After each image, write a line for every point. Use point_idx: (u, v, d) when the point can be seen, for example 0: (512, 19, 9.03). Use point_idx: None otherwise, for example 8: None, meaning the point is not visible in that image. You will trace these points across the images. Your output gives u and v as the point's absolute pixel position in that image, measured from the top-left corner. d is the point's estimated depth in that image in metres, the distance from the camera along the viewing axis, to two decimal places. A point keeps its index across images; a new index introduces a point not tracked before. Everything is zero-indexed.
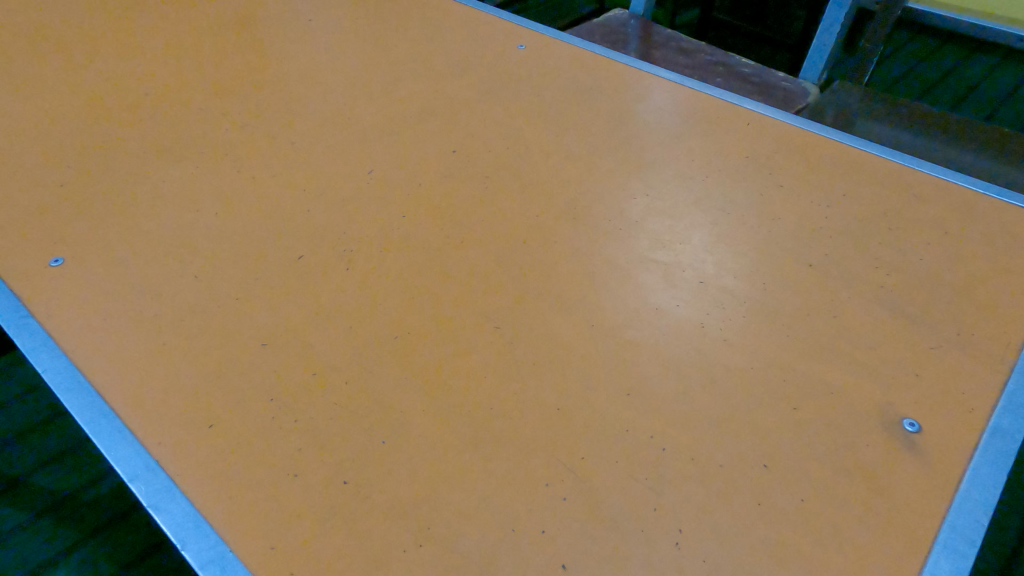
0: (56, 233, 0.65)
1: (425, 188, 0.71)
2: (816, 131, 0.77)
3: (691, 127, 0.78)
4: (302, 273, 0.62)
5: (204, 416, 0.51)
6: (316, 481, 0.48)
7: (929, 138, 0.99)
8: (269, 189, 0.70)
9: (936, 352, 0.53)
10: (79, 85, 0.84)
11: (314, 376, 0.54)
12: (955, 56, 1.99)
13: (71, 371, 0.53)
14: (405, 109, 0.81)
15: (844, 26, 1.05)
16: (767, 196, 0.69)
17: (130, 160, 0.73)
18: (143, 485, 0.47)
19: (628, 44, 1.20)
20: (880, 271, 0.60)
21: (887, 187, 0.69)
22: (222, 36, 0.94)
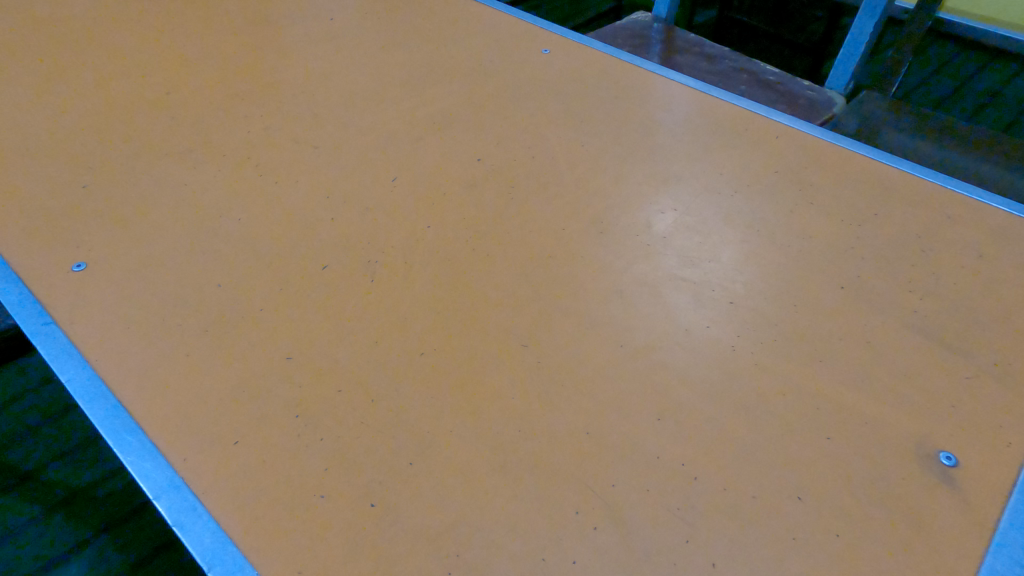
0: (79, 238, 0.64)
1: (450, 197, 0.70)
2: (846, 145, 0.76)
3: (719, 140, 0.77)
4: (327, 285, 0.61)
5: (229, 431, 0.50)
6: (342, 503, 0.47)
7: (957, 150, 0.97)
8: (293, 196, 0.70)
9: (972, 383, 0.52)
10: (105, 86, 0.84)
11: (340, 392, 0.53)
12: (976, 64, 1.98)
13: (94, 382, 0.53)
14: (430, 115, 0.81)
15: (872, 36, 1.04)
16: (796, 214, 0.68)
17: (154, 165, 0.72)
18: (168, 502, 0.46)
19: (650, 47, 1.19)
20: (913, 295, 0.59)
21: (920, 207, 0.68)
22: (245, 39, 0.94)
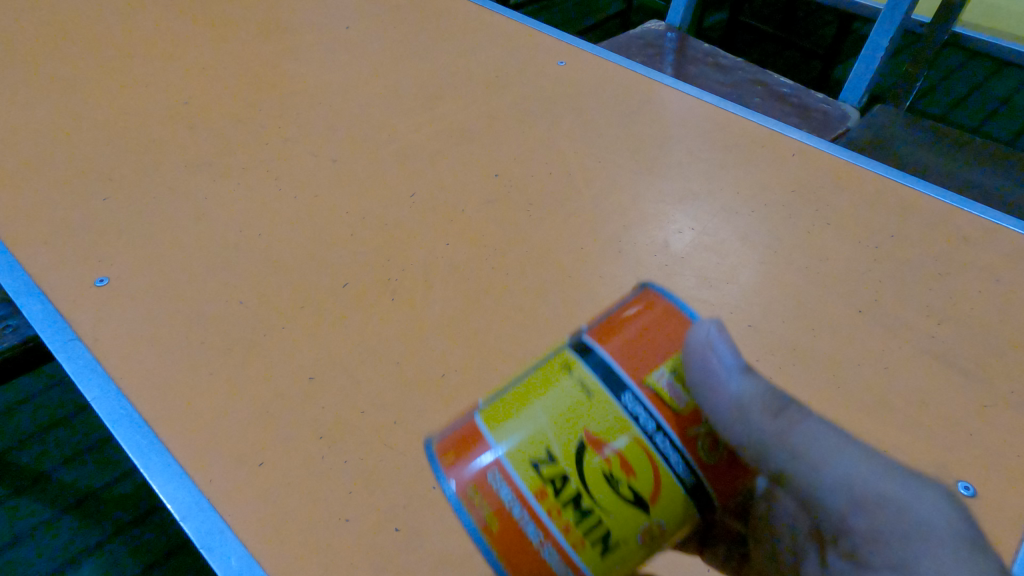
0: (101, 251, 0.65)
1: (468, 213, 0.71)
2: (863, 163, 0.76)
3: (736, 157, 0.77)
4: (348, 302, 0.61)
5: (254, 453, 0.51)
6: (366, 526, 0.48)
7: (974, 164, 0.97)
8: (312, 210, 0.70)
9: (990, 411, 0.53)
10: (126, 97, 0.85)
11: (363, 413, 0.54)
12: (981, 75, 1.99)
13: (119, 400, 0.53)
14: (447, 129, 0.82)
15: (888, 51, 1.04)
16: (813, 235, 0.68)
17: (174, 178, 0.73)
18: (195, 524, 0.47)
19: (664, 57, 1.19)
20: (930, 319, 0.60)
21: (938, 229, 0.68)
22: (263, 50, 0.95)
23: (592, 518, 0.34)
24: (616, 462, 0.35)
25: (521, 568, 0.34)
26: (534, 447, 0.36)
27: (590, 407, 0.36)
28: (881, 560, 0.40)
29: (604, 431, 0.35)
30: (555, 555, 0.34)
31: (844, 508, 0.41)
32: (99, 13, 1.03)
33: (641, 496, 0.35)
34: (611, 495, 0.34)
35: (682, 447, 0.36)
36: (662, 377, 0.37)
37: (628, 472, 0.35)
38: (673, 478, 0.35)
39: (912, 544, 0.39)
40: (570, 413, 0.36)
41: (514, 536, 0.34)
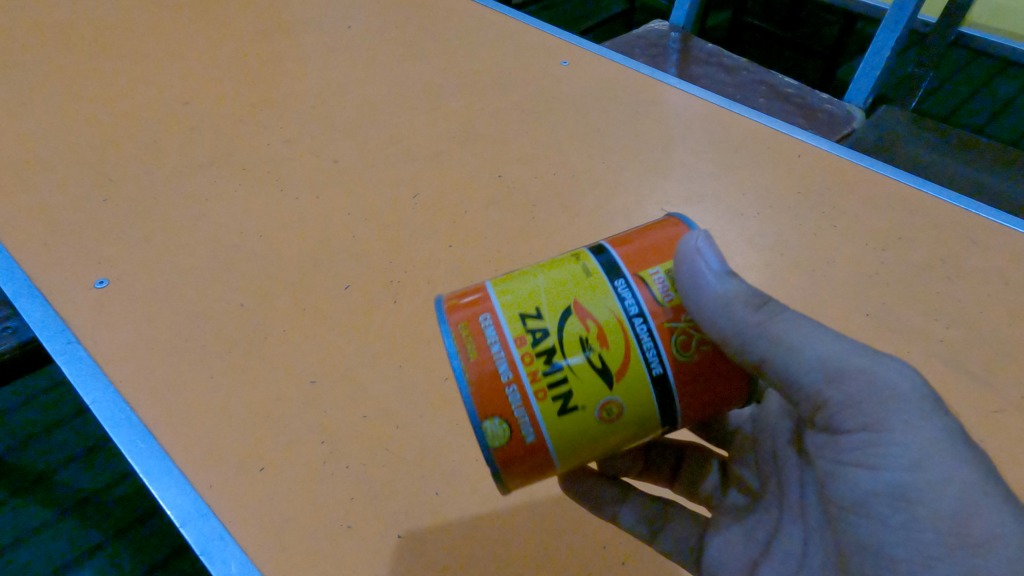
0: (101, 253, 0.65)
1: (471, 214, 0.70)
2: (869, 164, 0.75)
3: (741, 158, 0.77)
4: (350, 305, 0.61)
5: (255, 457, 0.50)
6: (369, 533, 0.47)
7: (981, 165, 0.96)
8: (314, 211, 0.70)
9: (999, 418, 0.52)
10: (126, 97, 0.85)
11: (366, 418, 0.53)
12: (985, 75, 1.98)
13: (118, 404, 0.53)
14: (450, 130, 0.81)
15: (894, 51, 1.03)
16: (819, 236, 0.67)
17: (175, 179, 0.73)
18: (195, 530, 0.46)
19: (668, 57, 1.18)
20: (938, 323, 0.59)
21: (945, 231, 0.67)
22: (264, 50, 0.95)
23: (559, 375, 0.36)
24: (594, 334, 0.37)
25: (486, 401, 0.36)
26: (525, 305, 0.38)
27: (586, 286, 0.38)
28: (853, 426, 0.37)
29: (594, 307, 0.37)
30: (519, 396, 0.36)
31: (818, 383, 0.38)
32: (99, 12, 1.03)
33: (609, 368, 0.36)
34: (582, 359, 0.36)
35: (659, 338, 0.37)
36: (657, 275, 0.39)
37: (604, 344, 0.37)
38: (643, 365, 0.37)
39: (881, 404, 0.36)
40: (566, 288, 0.38)
41: (488, 372, 0.36)
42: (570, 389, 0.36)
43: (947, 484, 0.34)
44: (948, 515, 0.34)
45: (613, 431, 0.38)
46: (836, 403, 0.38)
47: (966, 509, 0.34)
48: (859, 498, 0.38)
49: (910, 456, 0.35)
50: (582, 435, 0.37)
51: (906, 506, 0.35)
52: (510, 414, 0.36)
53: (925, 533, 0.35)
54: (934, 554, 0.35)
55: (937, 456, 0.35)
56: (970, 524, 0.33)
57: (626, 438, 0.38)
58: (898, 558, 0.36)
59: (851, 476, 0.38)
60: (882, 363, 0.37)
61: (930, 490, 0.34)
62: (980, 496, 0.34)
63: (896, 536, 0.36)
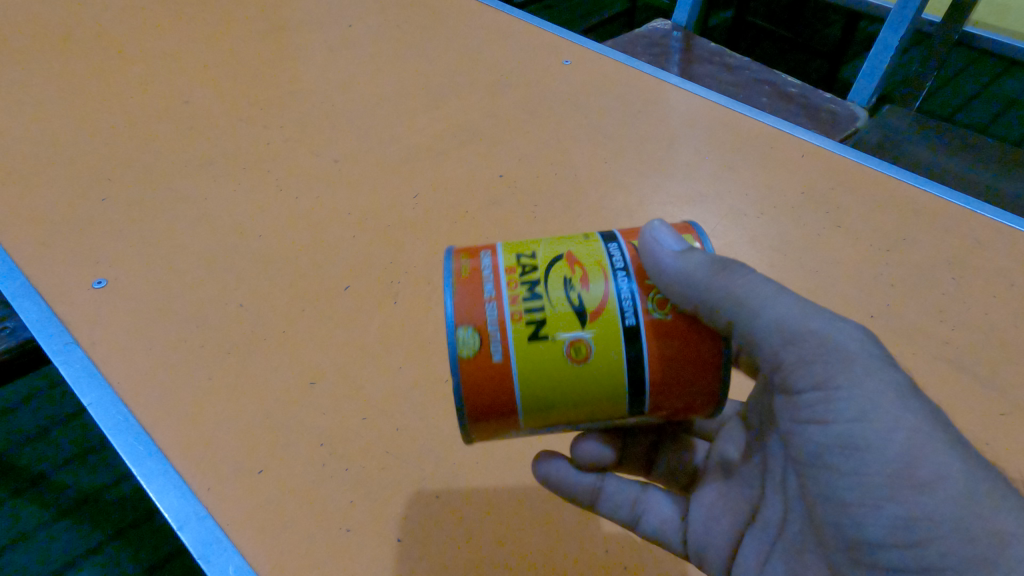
0: (99, 253, 0.64)
1: (472, 214, 0.70)
2: (873, 164, 0.74)
3: (745, 158, 0.76)
4: (350, 306, 0.60)
5: (254, 461, 0.50)
6: (368, 536, 0.47)
7: (986, 164, 0.96)
8: (314, 211, 0.69)
9: (1006, 420, 0.52)
10: (125, 96, 0.84)
11: (365, 420, 0.53)
12: (989, 75, 1.98)
13: (116, 405, 0.52)
14: (450, 129, 0.81)
15: (898, 51, 1.03)
16: (824, 237, 0.67)
17: (174, 178, 0.72)
18: (193, 534, 0.46)
19: (670, 56, 1.18)
20: (944, 324, 0.58)
21: (951, 232, 0.67)
22: (264, 49, 0.94)
23: (536, 304, 0.38)
24: (577, 283, 0.38)
25: (464, 309, 0.38)
26: (523, 250, 0.41)
27: (581, 245, 0.41)
28: (807, 385, 0.40)
29: (584, 259, 0.39)
30: (495, 310, 0.38)
31: (775, 345, 0.41)
32: (97, 9, 1.02)
33: (584, 305, 0.37)
34: (564, 300, 0.38)
35: (637, 291, 0.38)
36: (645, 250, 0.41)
37: (585, 292, 0.38)
38: (617, 317, 0.37)
39: (831, 362, 0.39)
40: (563, 247, 0.40)
41: (473, 289, 0.39)
42: (543, 322, 0.37)
43: (893, 430, 0.36)
44: (893, 459, 0.36)
45: (578, 381, 0.38)
46: (790, 364, 0.40)
47: (913, 454, 0.35)
48: (816, 453, 0.40)
49: (859, 406, 0.37)
50: (547, 371, 0.38)
51: (854, 454, 0.37)
52: (485, 328, 0.37)
53: (872, 478, 0.36)
54: (881, 498, 0.36)
55: (884, 407, 0.36)
56: (916, 467, 0.35)
57: (591, 394, 0.38)
58: (852, 505, 0.38)
59: (806, 434, 0.40)
60: (837, 327, 0.39)
61: (876, 436, 0.36)
62: (924, 439, 0.35)
63: (847, 485, 0.38)
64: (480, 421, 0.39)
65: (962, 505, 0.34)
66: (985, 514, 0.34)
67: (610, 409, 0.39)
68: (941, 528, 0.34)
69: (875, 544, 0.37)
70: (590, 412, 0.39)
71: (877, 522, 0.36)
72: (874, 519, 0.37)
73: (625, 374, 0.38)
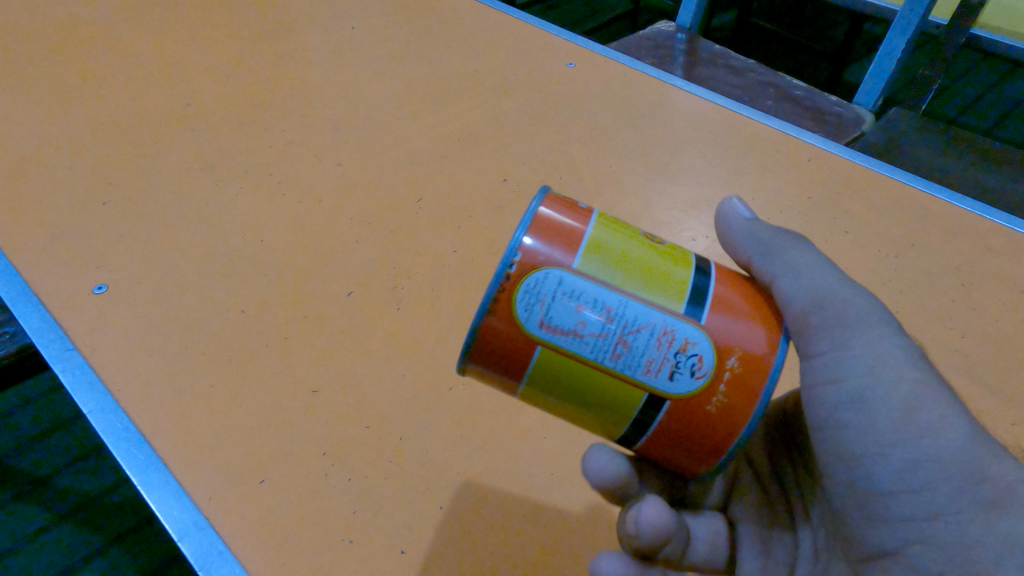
0: (100, 258, 0.63)
1: (476, 218, 0.69)
2: (881, 168, 0.74)
3: (751, 162, 0.75)
4: (353, 312, 0.60)
5: (255, 470, 0.49)
6: (371, 547, 0.46)
7: (993, 167, 0.95)
8: (317, 215, 0.69)
9: (1018, 431, 0.51)
10: (127, 99, 0.84)
11: (368, 429, 0.52)
12: (993, 77, 1.97)
13: (116, 412, 0.51)
14: (454, 132, 0.80)
15: (904, 53, 1.02)
16: (831, 242, 0.66)
17: (176, 182, 0.72)
18: (193, 544, 0.45)
19: (674, 58, 1.17)
20: (954, 331, 0.58)
21: (959, 238, 0.66)
22: (266, 51, 0.94)
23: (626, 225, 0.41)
24: (652, 278, 0.37)
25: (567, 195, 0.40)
26: None
27: None
28: (826, 347, 0.42)
29: None
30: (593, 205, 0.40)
31: (804, 309, 0.42)
32: (99, 11, 1.02)
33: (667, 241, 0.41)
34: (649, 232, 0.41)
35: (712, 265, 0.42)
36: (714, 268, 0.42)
37: (654, 288, 0.37)
38: (678, 315, 0.36)
39: (848, 325, 0.41)
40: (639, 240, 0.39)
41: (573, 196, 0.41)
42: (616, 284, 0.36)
43: (900, 384, 0.39)
44: (900, 408, 0.39)
45: (614, 319, 0.35)
46: (811, 326, 0.42)
47: (917, 405, 0.39)
48: (826, 410, 0.42)
49: (869, 363, 0.40)
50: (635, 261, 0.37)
51: (865, 408, 0.40)
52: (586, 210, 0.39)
53: (880, 428, 0.39)
54: (887, 445, 0.39)
55: (895, 364, 0.40)
56: (920, 414, 0.39)
57: (618, 341, 0.35)
58: (860, 455, 0.40)
59: (817, 393, 0.43)
60: (852, 296, 0.42)
61: (887, 391, 0.39)
62: (928, 393, 0.39)
63: (857, 437, 0.40)
64: (498, 326, 0.36)
65: (965, 453, 0.38)
66: (986, 462, 0.37)
67: (623, 374, 0.36)
68: (946, 471, 0.38)
69: (884, 492, 0.40)
70: (601, 366, 0.36)
71: (885, 469, 0.39)
72: (882, 465, 0.39)
73: (659, 334, 0.35)
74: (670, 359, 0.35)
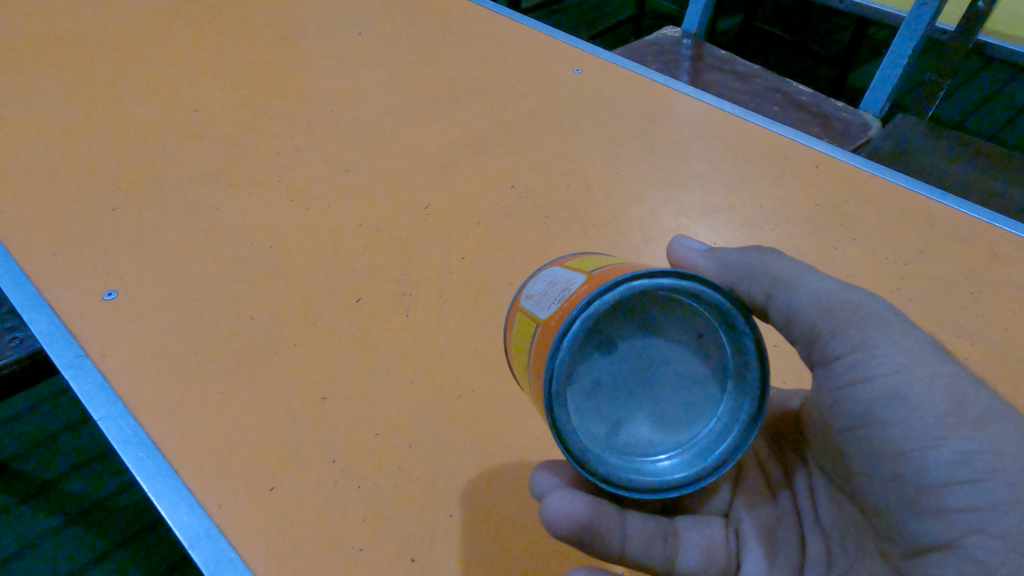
0: (109, 265, 0.64)
1: (484, 226, 0.69)
2: (888, 176, 0.74)
3: (758, 169, 0.76)
4: (361, 318, 0.60)
5: (266, 478, 0.49)
6: (381, 555, 0.46)
7: (1000, 173, 0.95)
8: (325, 222, 0.69)
9: None
10: (135, 106, 0.84)
11: (378, 437, 0.52)
12: (998, 82, 1.97)
13: (127, 419, 0.52)
14: (462, 139, 0.81)
15: (910, 60, 1.02)
16: (839, 249, 0.66)
17: (185, 189, 0.72)
18: (204, 552, 0.45)
19: (680, 64, 1.17)
20: (963, 339, 0.58)
21: (967, 245, 0.66)
22: (274, 58, 0.95)
23: None
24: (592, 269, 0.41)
25: None
26: None
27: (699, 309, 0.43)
28: (846, 349, 0.42)
29: None
30: None
31: (814, 314, 0.44)
32: (108, 17, 1.02)
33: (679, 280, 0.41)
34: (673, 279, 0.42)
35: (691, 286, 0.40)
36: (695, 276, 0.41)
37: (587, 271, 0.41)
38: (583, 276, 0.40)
39: (869, 324, 0.42)
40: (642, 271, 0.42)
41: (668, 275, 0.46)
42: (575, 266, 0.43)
43: (937, 377, 0.39)
44: (942, 400, 0.38)
45: (552, 283, 0.42)
46: (826, 331, 0.44)
47: (960, 396, 0.39)
48: (860, 411, 0.42)
49: (899, 359, 0.40)
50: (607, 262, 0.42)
51: (904, 403, 0.39)
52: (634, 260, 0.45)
53: (923, 422, 0.39)
54: (935, 438, 0.38)
55: (926, 359, 0.40)
56: (964, 405, 0.38)
57: (543, 294, 0.42)
58: (905, 451, 0.39)
59: (850, 396, 0.42)
60: (865, 298, 0.43)
61: (919, 382, 0.39)
62: (961, 382, 0.39)
63: (901, 434, 0.39)
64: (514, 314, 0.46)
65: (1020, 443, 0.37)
66: None
67: (533, 316, 0.41)
68: (1003, 461, 0.37)
69: (936, 486, 0.38)
70: (528, 313, 0.42)
71: (936, 465, 0.38)
72: (934, 459, 0.38)
73: (563, 286, 0.40)
74: (556, 298, 0.39)
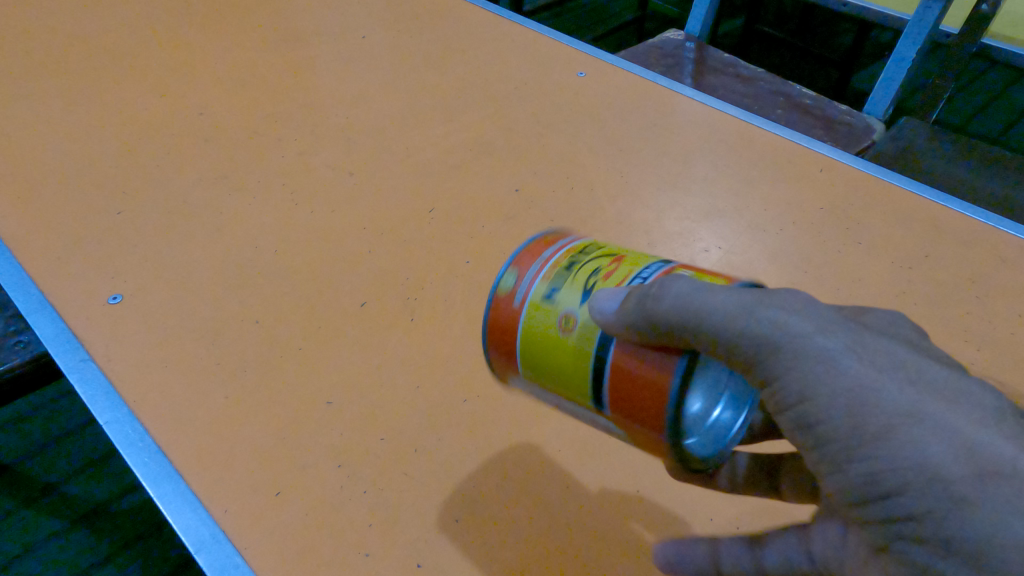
0: (114, 269, 0.64)
1: (488, 229, 0.69)
2: (893, 179, 0.74)
3: (762, 172, 0.75)
4: (366, 322, 0.60)
5: (272, 482, 0.49)
6: (388, 560, 0.46)
7: (1004, 176, 0.95)
8: (329, 225, 0.69)
9: None
10: (140, 109, 0.84)
11: (383, 441, 0.52)
12: (999, 84, 1.97)
13: (132, 424, 0.52)
14: (467, 142, 0.81)
15: (914, 62, 1.02)
16: (845, 252, 0.66)
17: (189, 192, 0.72)
18: (209, 556, 0.45)
19: (683, 67, 1.18)
20: (970, 343, 0.57)
21: (973, 248, 0.66)
22: (278, 61, 0.95)
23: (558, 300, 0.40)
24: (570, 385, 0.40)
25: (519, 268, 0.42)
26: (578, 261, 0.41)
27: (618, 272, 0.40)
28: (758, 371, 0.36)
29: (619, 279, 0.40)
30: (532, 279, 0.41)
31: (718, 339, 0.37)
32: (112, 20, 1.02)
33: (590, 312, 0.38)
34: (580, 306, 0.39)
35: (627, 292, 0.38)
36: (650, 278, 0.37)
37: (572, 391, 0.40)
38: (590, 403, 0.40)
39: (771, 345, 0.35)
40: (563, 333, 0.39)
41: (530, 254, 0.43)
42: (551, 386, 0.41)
43: (835, 397, 0.33)
44: (841, 423, 0.33)
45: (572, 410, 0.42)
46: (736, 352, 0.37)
47: (859, 413, 0.32)
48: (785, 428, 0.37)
49: (799, 382, 0.34)
50: (552, 368, 0.40)
51: (811, 430, 0.34)
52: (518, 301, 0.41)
53: (832, 448, 0.34)
54: (842, 462, 0.33)
55: (826, 376, 0.33)
56: (863, 425, 0.32)
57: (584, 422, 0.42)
58: (822, 476, 0.35)
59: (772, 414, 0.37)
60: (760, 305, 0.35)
61: (827, 408, 0.33)
62: (877, 393, 0.32)
63: (818, 459, 0.35)
64: None
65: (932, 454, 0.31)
66: (960, 460, 0.30)
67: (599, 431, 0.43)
68: (910, 479, 0.31)
69: (859, 506, 0.34)
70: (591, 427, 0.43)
71: (850, 488, 0.34)
72: (845, 482, 0.34)
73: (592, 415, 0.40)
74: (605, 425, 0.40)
